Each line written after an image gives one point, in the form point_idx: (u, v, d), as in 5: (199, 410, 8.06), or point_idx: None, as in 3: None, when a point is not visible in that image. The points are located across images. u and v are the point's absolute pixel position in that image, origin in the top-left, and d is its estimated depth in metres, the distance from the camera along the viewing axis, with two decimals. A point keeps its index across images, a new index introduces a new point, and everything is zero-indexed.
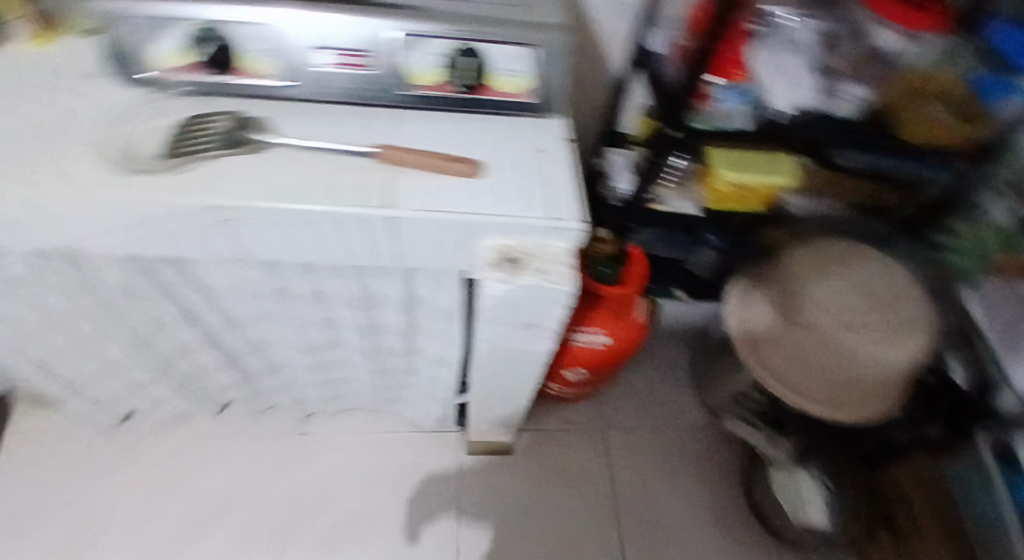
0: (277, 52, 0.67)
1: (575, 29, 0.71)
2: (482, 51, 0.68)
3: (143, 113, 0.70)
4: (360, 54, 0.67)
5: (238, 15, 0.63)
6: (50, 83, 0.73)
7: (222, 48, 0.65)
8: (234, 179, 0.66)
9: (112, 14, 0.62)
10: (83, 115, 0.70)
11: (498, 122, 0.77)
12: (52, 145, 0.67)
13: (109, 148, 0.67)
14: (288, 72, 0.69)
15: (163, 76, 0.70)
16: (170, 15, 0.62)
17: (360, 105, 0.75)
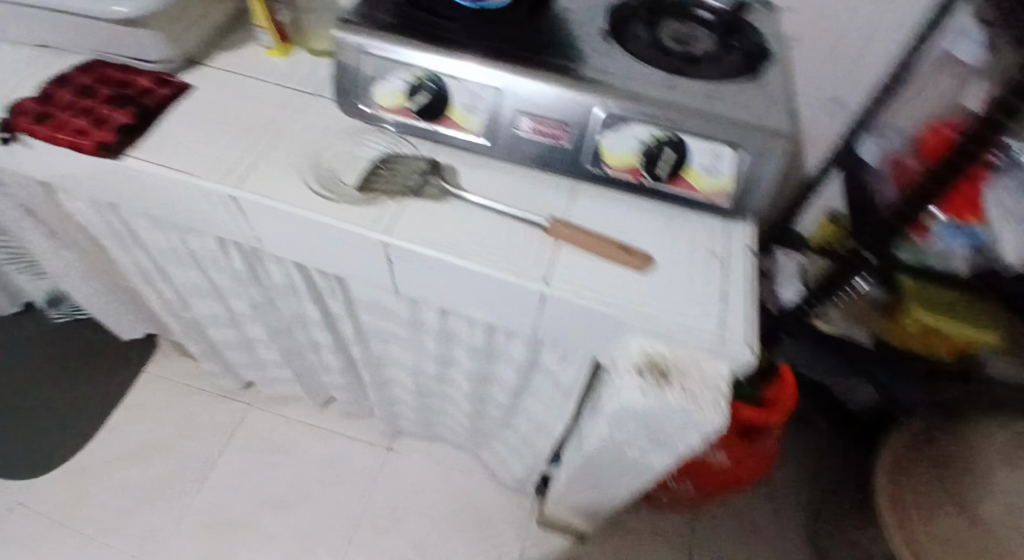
0: (485, 106, 0.68)
1: (794, 142, 0.64)
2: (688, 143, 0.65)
3: (346, 136, 0.74)
4: (563, 122, 0.67)
5: (458, 65, 0.66)
6: (273, 91, 0.79)
7: (440, 96, 0.68)
8: (409, 219, 0.67)
9: (353, 55, 0.69)
10: (294, 129, 0.75)
11: (680, 217, 0.72)
12: (263, 152, 0.72)
13: (308, 165, 0.71)
14: (490, 130, 0.70)
15: (377, 112, 0.72)
16: (399, 61, 0.67)
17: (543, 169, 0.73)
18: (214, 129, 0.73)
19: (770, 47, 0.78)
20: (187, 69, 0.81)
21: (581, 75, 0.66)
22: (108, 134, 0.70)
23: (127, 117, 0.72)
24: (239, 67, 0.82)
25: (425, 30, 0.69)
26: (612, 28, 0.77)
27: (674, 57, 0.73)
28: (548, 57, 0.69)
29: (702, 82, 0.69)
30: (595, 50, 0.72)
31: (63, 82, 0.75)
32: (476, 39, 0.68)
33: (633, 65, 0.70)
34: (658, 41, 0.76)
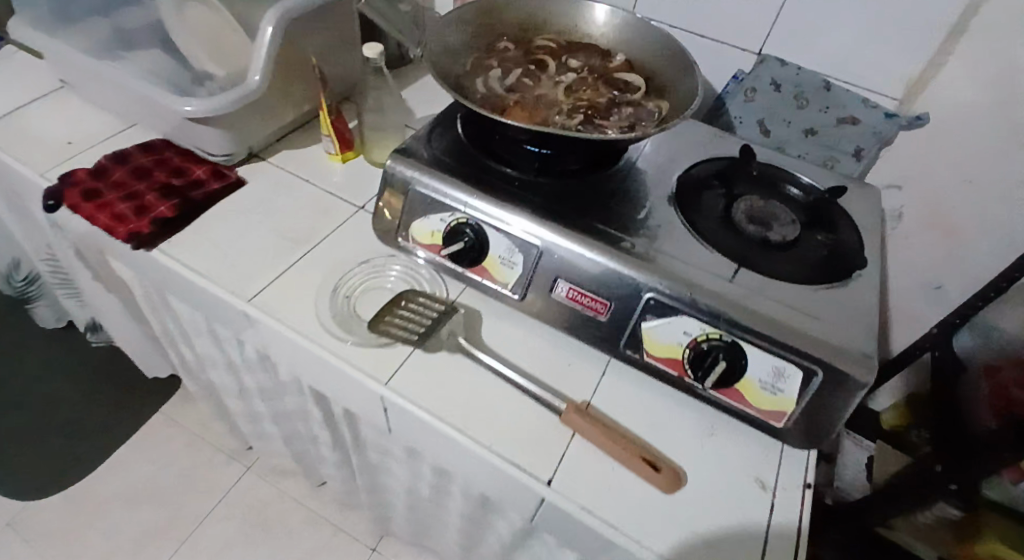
0: (524, 262, 0.64)
1: (874, 371, 0.54)
2: (744, 352, 0.56)
3: (378, 264, 0.71)
4: (601, 299, 0.61)
5: (503, 217, 0.63)
6: (325, 201, 0.79)
7: (478, 244, 0.64)
8: (414, 374, 0.61)
9: (404, 186, 0.68)
10: (328, 246, 0.73)
11: (725, 427, 0.61)
12: (289, 266, 0.70)
13: (326, 290, 0.68)
14: (526, 289, 0.65)
15: (411, 246, 0.69)
16: (445, 201, 0.66)
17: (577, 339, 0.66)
18: (250, 231, 0.73)
19: (864, 242, 0.68)
20: (246, 163, 0.82)
21: (634, 255, 0.61)
22: (144, 226, 0.70)
23: (168, 210, 0.72)
24: (300, 169, 0.83)
25: (482, 179, 0.67)
26: (683, 194, 0.70)
27: (748, 242, 0.65)
28: (603, 226, 0.64)
29: (773, 280, 0.61)
30: (657, 224, 0.66)
31: (125, 162, 0.78)
32: (531, 195, 0.66)
33: (696, 247, 0.64)
34: (733, 216, 0.68)
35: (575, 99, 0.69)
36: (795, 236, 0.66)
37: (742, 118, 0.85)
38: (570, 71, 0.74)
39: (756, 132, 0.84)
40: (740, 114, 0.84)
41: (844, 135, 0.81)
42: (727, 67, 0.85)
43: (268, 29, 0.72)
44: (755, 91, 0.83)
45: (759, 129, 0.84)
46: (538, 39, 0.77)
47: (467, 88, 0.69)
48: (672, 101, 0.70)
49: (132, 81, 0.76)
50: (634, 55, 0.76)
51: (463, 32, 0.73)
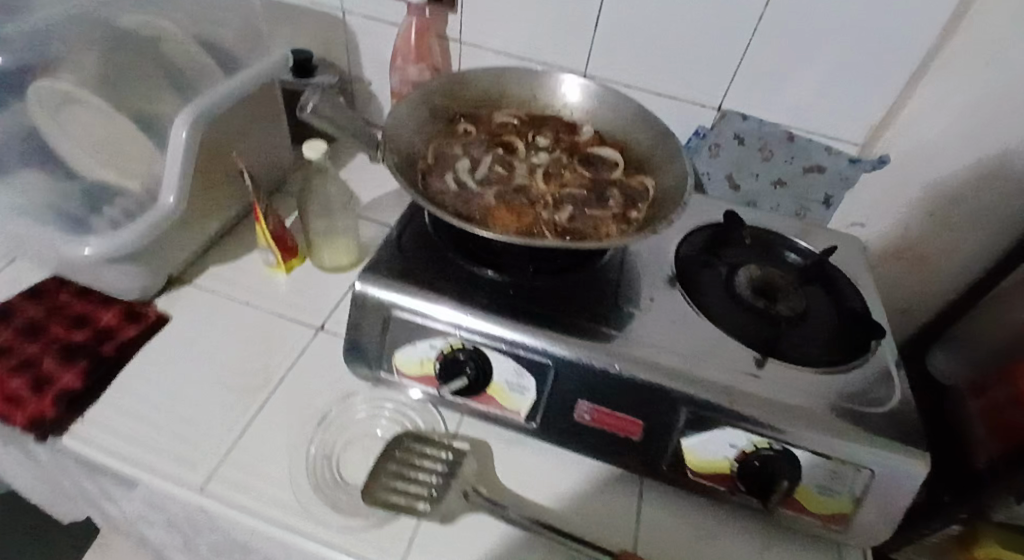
0: (536, 386, 0.56)
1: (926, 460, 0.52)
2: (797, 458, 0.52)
3: (357, 406, 0.60)
4: (632, 418, 0.55)
5: (508, 337, 0.55)
6: (274, 328, 0.66)
7: (482, 373, 0.56)
8: (431, 548, 0.51)
9: (380, 311, 0.57)
10: (291, 389, 0.61)
11: (772, 532, 0.58)
12: (247, 427, 0.57)
13: (300, 452, 0.56)
14: (543, 414, 0.57)
15: (395, 377, 0.59)
16: (435, 324, 0.56)
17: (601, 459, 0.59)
18: (189, 388, 0.60)
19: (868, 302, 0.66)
20: (168, 291, 0.68)
21: (660, 365, 0.55)
22: (46, 407, 0.55)
23: (75, 381, 0.57)
24: (236, 291, 0.69)
25: (471, 293, 0.59)
26: (682, 275, 0.65)
27: (763, 325, 0.60)
28: (615, 331, 0.58)
29: (798, 371, 0.57)
30: (670, 319, 0.60)
31: (6, 316, 0.61)
32: (529, 306, 0.58)
33: (715, 340, 0.58)
34: (739, 292, 0.64)
35: (557, 187, 0.63)
36: (805, 309, 0.63)
37: (709, 174, 0.84)
38: (542, 152, 0.67)
39: (725, 185, 0.84)
40: (707, 170, 0.84)
41: (811, 183, 0.81)
42: (687, 121, 0.82)
43: (179, 136, 0.59)
44: (720, 145, 0.81)
45: (727, 183, 0.84)
46: (498, 116, 0.69)
47: (436, 187, 0.60)
48: (659, 180, 0.65)
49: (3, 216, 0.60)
50: (604, 124, 0.71)
51: (417, 120, 0.64)
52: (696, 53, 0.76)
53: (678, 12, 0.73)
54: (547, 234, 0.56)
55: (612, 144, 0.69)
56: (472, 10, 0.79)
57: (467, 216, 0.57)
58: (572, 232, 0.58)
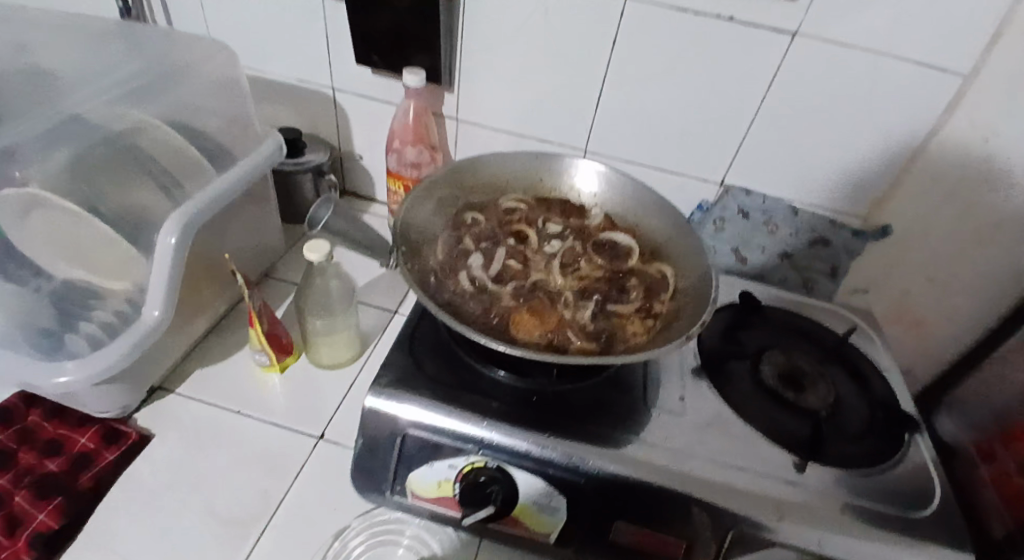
0: (568, 505, 0.52)
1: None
2: None
3: (367, 534, 0.55)
4: (671, 539, 0.52)
5: (535, 454, 0.52)
6: (269, 442, 0.59)
7: (509, 495, 0.51)
8: None
9: (395, 429, 0.53)
10: (293, 517, 0.55)
11: None
12: None
13: None
14: (576, 535, 0.53)
15: (410, 499, 0.54)
16: (455, 441, 0.52)
17: None
18: (175, 524, 0.53)
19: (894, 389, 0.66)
20: (149, 403, 0.60)
21: (697, 479, 0.52)
22: (21, 555, 0.47)
23: (52, 519, 0.50)
24: (223, 399, 0.62)
25: (494, 402, 0.55)
26: (708, 368, 0.63)
27: (799, 422, 0.60)
28: (646, 440, 0.55)
29: (846, 472, 0.56)
30: (702, 422, 0.58)
31: None
32: (557, 416, 0.55)
33: (751, 444, 0.57)
34: (769, 385, 0.63)
35: (576, 281, 0.61)
36: (833, 399, 0.62)
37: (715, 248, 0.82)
38: (555, 240, 0.65)
39: (732, 259, 0.81)
40: (713, 244, 0.81)
41: (818, 255, 0.80)
42: (690, 194, 0.81)
43: (167, 243, 0.54)
44: (724, 220, 0.80)
45: (735, 256, 0.82)
46: (506, 201, 0.66)
47: (452, 290, 0.56)
48: (677, 269, 0.64)
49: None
50: (614, 206, 0.69)
51: (425, 213, 0.60)
52: (698, 130, 0.75)
53: (680, 91, 0.72)
54: (576, 340, 0.54)
55: (625, 228, 0.67)
56: (469, 87, 0.76)
57: (491, 324, 0.53)
58: (600, 335, 0.56)
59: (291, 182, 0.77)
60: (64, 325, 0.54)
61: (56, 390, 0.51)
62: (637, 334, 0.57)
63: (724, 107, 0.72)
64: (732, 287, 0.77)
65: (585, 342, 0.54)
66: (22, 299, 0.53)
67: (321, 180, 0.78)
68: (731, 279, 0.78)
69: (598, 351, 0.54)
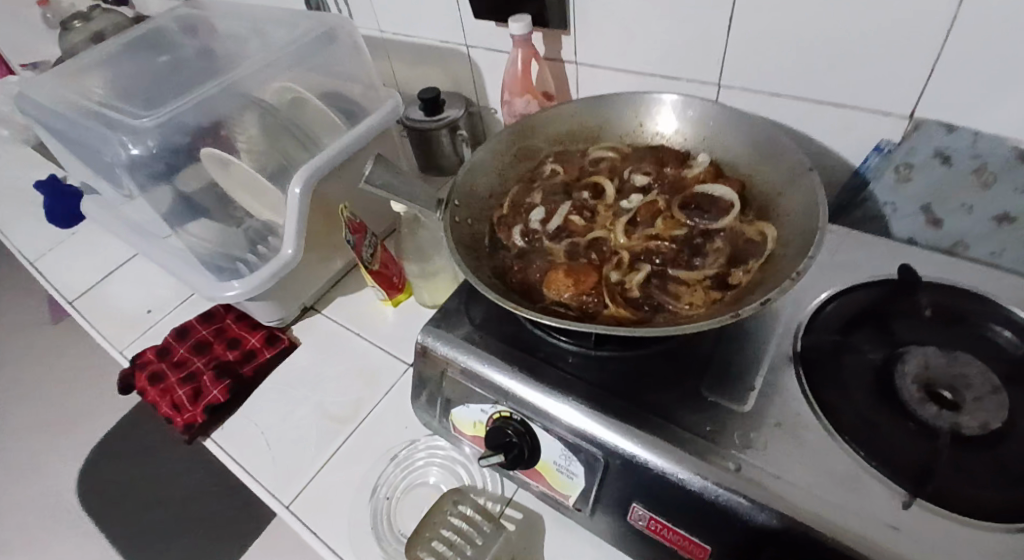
0: (585, 474, 0.50)
1: None
2: None
3: (423, 452, 0.61)
4: (689, 537, 0.46)
5: (554, 415, 0.50)
6: (368, 362, 0.70)
7: (529, 449, 0.52)
8: None
9: (439, 368, 0.57)
10: (373, 427, 0.64)
11: None
12: (329, 459, 0.62)
13: (366, 493, 0.59)
14: (592, 507, 0.51)
15: (454, 431, 0.58)
16: (486, 390, 0.54)
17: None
18: (293, 411, 0.66)
19: None
20: (300, 319, 0.75)
21: (733, 479, 0.44)
22: (196, 416, 0.65)
23: (220, 395, 0.66)
24: (346, 322, 0.74)
25: (532, 355, 0.54)
26: (810, 356, 0.51)
27: (924, 445, 0.45)
28: (687, 426, 0.48)
29: (977, 524, 0.41)
30: (773, 421, 0.48)
31: (185, 335, 0.74)
32: (593, 379, 0.52)
33: (832, 459, 0.45)
34: (898, 388, 0.48)
35: (642, 241, 0.55)
36: (998, 423, 0.45)
37: (895, 205, 0.62)
38: (636, 194, 0.60)
39: (920, 221, 0.62)
40: (891, 199, 0.62)
41: None
42: (861, 137, 0.62)
43: (295, 193, 0.65)
44: (912, 167, 0.59)
45: (924, 217, 0.61)
46: (595, 151, 0.64)
47: (501, 245, 0.56)
48: (778, 231, 0.53)
49: (181, 262, 0.73)
50: (722, 155, 0.61)
51: (495, 168, 0.61)
52: (863, 52, 0.56)
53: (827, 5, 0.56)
54: (610, 306, 0.50)
55: (729, 181, 0.58)
56: (587, 27, 0.71)
57: (527, 281, 0.53)
58: (645, 302, 0.51)
59: (431, 138, 0.83)
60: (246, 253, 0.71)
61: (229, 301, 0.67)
62: (691, 305, 0.50)
63: (904, 13, 0.52)
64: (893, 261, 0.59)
65: (620, 309, 0.50)
66: (226, 230, 0.71)
67: (456, 136, 0.83)
68: (901, 248, 0.59)
69: (633, 319, 0.49)
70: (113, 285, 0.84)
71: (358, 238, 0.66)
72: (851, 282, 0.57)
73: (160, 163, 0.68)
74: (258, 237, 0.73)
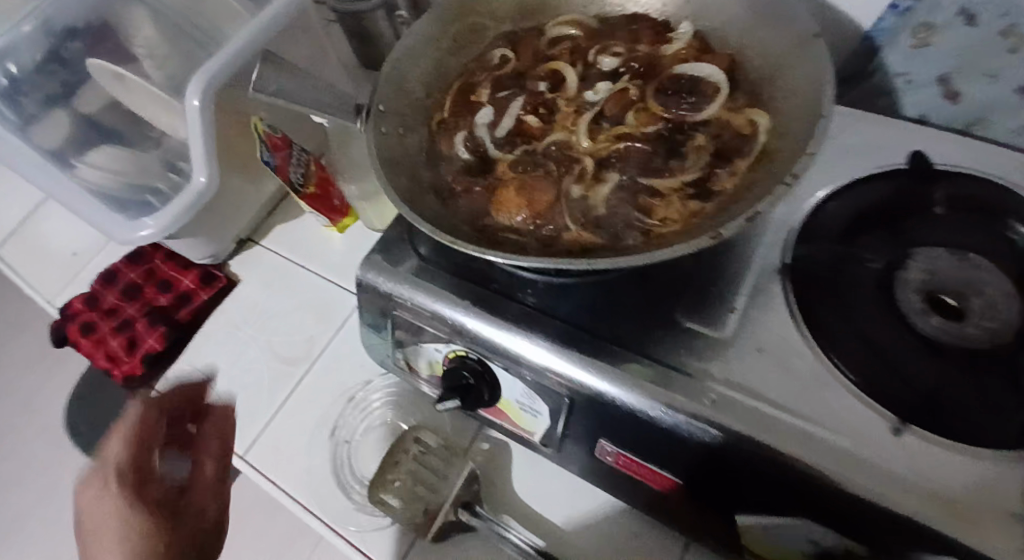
0: (549, 413, 0.45)
1: None
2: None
3: (379, 392, 0.57)
4: (660, 476, 0.43)
5: (511, 353, 0.44)
6: (320, 295, 0.64)
7: (484, 383, 0.47)
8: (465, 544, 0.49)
9: (381, 304, 0.50)
10: (329, 364, 0.59)
11: None
12: (284, 403, 0.58)
13: (324, 438, 0.55)
14: (558, 443, 0.47)
15: (410, 370, 0.53)
16: (437, 329, 0.48)
17: (627, 497, 0.48)
18: (242, 355, 0.61)
19: None
20: (237, 253, 0.68)
21: (713, 419, 0.38)
22: (134, 368, 0.62)
23: (157, 343, 0.62)
24: (289, 251, 0.67)
25: (487, 288, 0.47)
26: (803, 269, 0.45)
27: (926, 366, 0.40)
28: (662, 359, 0.42)
29: (991, 456, 0.36)
30: (755, 346, 0.42)
31: (112, 279, 0.67)
32: (553, 308, 0.46)
33: (820, 387, 0.40)
34: (898, 299, 0.43)
35: (609, 142, 0.46)
36: (1010, 334, 0.41)
37: (909, 76, 0.53)
38: (603, 81, 0.49)
39: (936, 94, 0.52)
40: (904, 69, 0.53)
41: None
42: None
43: (192, 107, 0.54)
44: (931, 28, 0.49)
45: (941, 90, 0.52)
46: (553, 29, 0.52)
47: (440, 159, 0.47)
48: (773, 119, 0.43)
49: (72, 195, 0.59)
50: (709, 27, 0.50)
51: (429, 58, 0.50)
52: None
53: None
54: (570, 229, 0.42)
55: (716, 58, 0.48)
56: None
57: (470, 202, 0.44)
58: (612, 220, 0.42)
59: (363, 19, 0.67)
60: (161, 179, 0.62)
61: (145, 242, 0.58)
62: (664, 222, 0.41)
63: None
64: (903, 148, 0.50)
65: (581, 232, 0.42)
66: (134, 157, 0.61)
67: (395, 16, 0.67)
68: (912, 135, 0.51)
69: (598, 243, 0.41)
70: (34, 225, 0.76)
71: (280, 157, 0.56)
72: (855, 176, 0.49)
73: (56, 82, 0.65)
74: (173, 158, 0.63)
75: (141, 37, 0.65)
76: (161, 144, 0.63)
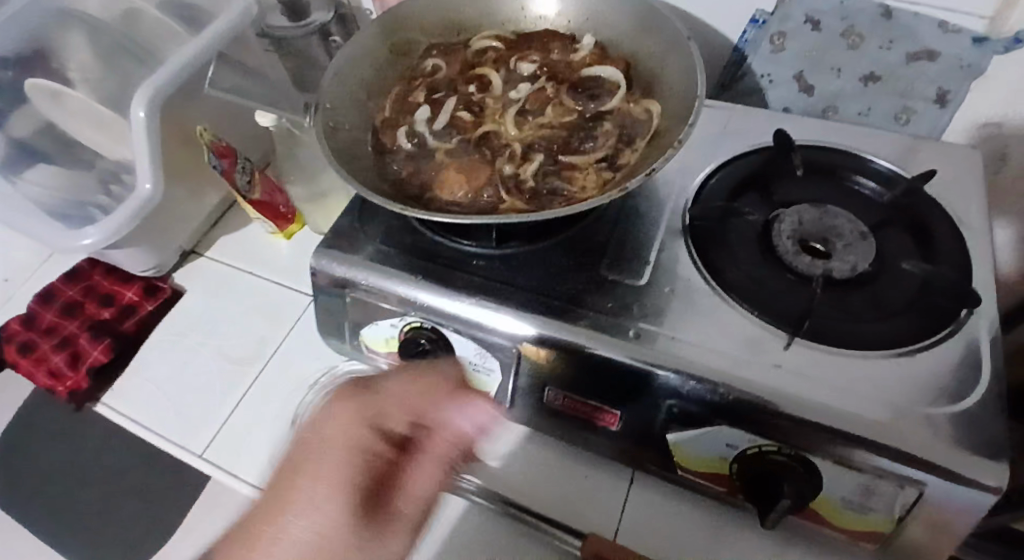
0: (500, 368, 0.50)
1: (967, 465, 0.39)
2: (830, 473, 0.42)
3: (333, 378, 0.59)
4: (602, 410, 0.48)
5: (463, 317, 0.49)
6: (270, 298, 0.66)
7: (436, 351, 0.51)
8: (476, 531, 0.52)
9: (335, 287, 0.54)
10: (283, 359, 0.61)
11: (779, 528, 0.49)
12: (240, 399, 0.59)
13: (284, 427, 0.56)
14: (511, 399, 0.52)
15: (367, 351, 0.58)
16: (392, 304, 0.52)
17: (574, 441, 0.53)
18: (192, 360, 0.62)
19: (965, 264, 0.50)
20: (182, 266, 0.70)
21: (639, 349, 0.45)
22: (80, 382, 0.60)
23: (102, 355, 0.61)
24: (236, 260, 0.69)
25: (434, 262, 0.52)
26: (700, 227, 0.53)
27: (802, 293, 0.49)
28: (592, 305, 0.48)
29: (857, 356, 0.45)
30: (667, 287, 0.49)
31: (50, 299, 0.67)
32: (496, 274, 0.51)
33: (720, 315, 0.47)
34: (776, 244, 0.51)
35: (533, 130, 0.54)
36: (866, 264, 0.49)
37: (771, 76, 0.64)
38: (523, 83, 0.57)
39: (793, 89, 0.64)
40: (766, 70, 0.64)
41: (909, 79, 0.59)
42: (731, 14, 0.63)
43: (137, 117, 0.58)
44: (784, 35, 0.61)
45: (797, 85, 0.64)
46: (477, 41, 0.60)
47: (385, 149, 0.52)
48: (664, 105, 0.52)
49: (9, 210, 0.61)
50: (606, 38, 0.59)
51: (370, 66, 0.56)
52: None
53: None
54: (506, 199, 0.49)
55: (614, 61, 0.57)
56: None
57: (415, 182, 0.50)
58: (540, 191, 0.50)
59: (299, 43, 0.73)
60: (100, 195, 0.63)
61: (87, 251, 0.59)
62: (584, 190, 0.49)
63: None
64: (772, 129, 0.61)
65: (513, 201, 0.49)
66: (71, 175, 0.63)
67: (329, 41, 0.74)
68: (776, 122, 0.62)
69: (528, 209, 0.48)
70: None
71: (227, 162, 0.61)
72: (734, 153, 0.59)
73: None
74: (111, 177, 0.64)
75: (76, 63, 0.67)
76: (95, 166, 0.64)
